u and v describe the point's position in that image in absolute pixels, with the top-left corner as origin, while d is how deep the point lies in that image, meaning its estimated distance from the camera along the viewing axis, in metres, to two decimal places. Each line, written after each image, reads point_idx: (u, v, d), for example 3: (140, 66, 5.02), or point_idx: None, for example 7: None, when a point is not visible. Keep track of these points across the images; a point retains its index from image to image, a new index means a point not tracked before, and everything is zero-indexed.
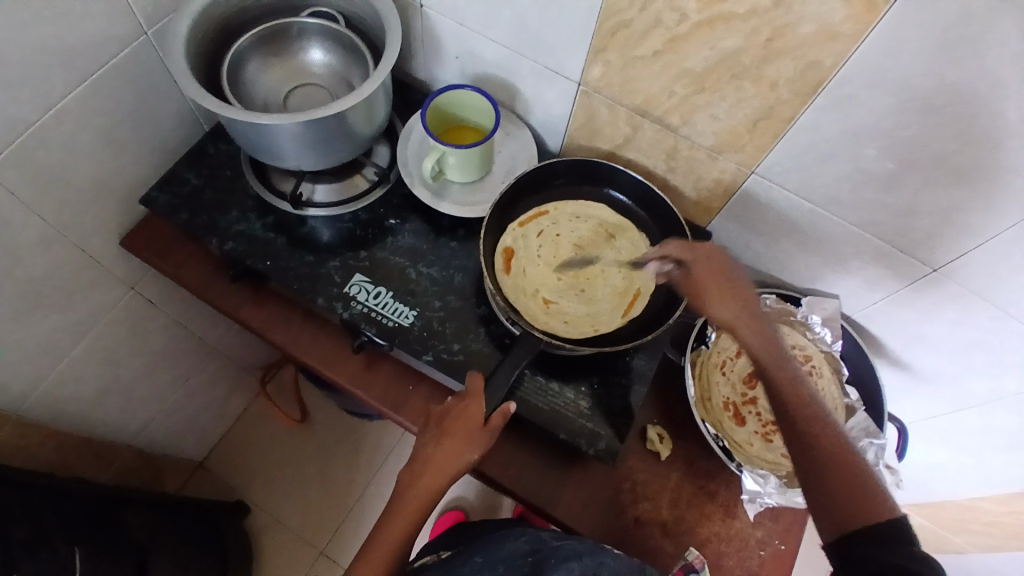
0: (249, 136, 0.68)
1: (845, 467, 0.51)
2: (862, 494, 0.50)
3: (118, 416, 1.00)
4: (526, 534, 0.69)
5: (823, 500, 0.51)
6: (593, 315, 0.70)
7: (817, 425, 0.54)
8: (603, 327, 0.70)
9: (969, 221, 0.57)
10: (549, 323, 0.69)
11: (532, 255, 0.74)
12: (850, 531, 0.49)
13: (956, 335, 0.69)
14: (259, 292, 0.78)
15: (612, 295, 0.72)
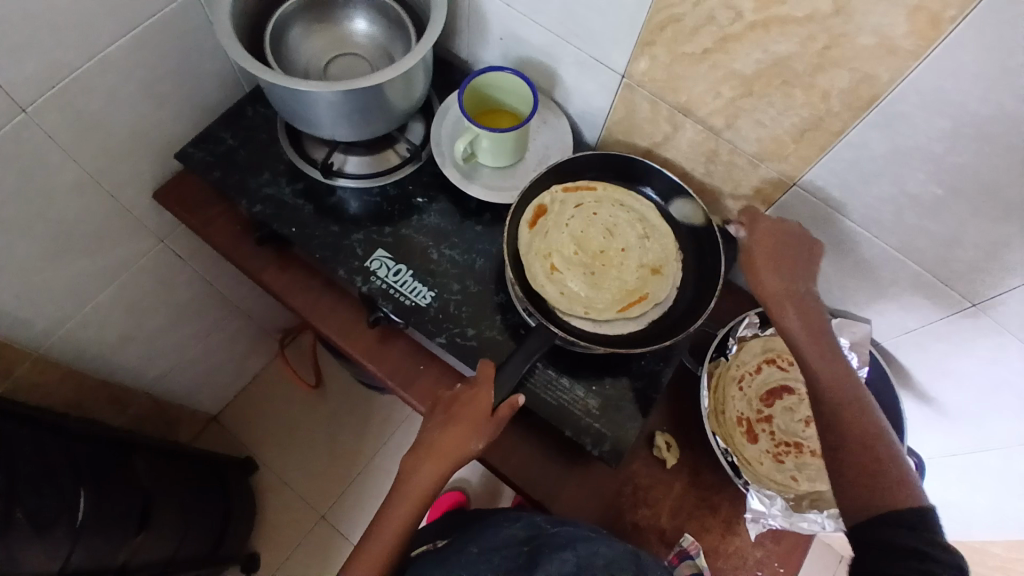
0: (286, 101, 0.68)
1: (875, 452, 0.51)
2: (887, 477, 0.49)
3: (136, 363, 1.03)
4: (523, 521, 0.66)
5: (849, 480, 0.51)
6: (589, 300, 0.69)
7: (853, 405, 0.55)
8: (594, 314, 0.68)
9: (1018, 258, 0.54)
10: (544, 287, 0.69)
11: (559, 225, 0.72)
12: (870, 513, 0.49)
13: (988, 375, 0.66)
14: (282, 256, 0.79)
15: (619, 290, 0.70)
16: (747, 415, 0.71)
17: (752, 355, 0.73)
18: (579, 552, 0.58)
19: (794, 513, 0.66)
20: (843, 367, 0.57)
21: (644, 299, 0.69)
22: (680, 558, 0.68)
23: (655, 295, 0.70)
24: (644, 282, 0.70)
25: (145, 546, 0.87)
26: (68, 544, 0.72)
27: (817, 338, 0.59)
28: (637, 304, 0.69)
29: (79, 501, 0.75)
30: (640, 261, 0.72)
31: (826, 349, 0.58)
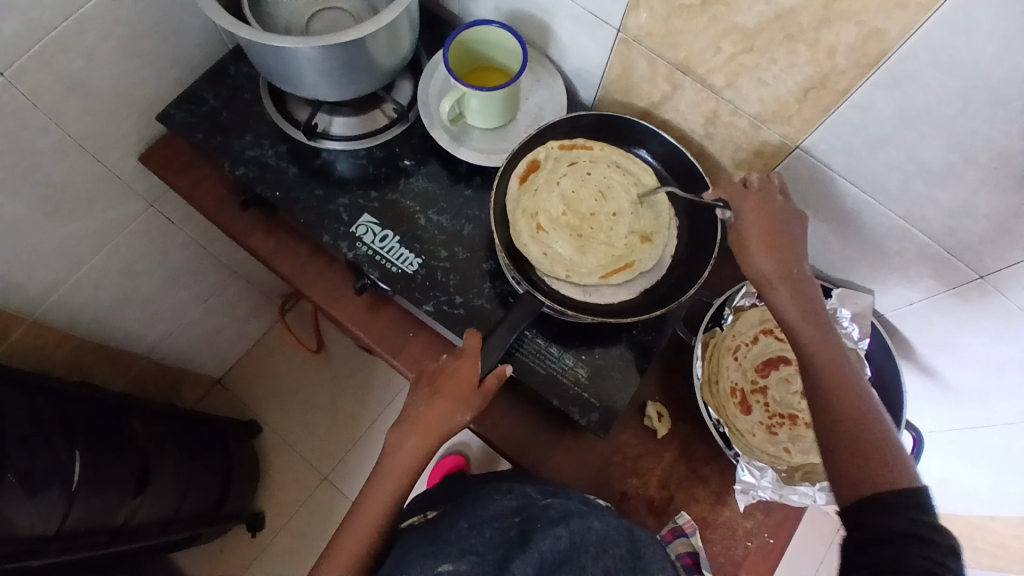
0: (266, 59, 0.65)
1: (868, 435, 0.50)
2: (883, 460, 0.48)
3: (134, 326, 1.03)
4: (513, 491, 0.60)
5: (841, 462, 0.50)
6: (571, 263, 0.67)
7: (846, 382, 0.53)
8: (577, 275, 0.67)
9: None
10: (527, 247, 0.68)
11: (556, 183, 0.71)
12: (863, 496, 0.48)
13: (992, 352, 0.64)
14: (271, 220, 0.77)
15: (606, 253, 0.68)
16: (741, 386, 0.69)
17: (749, 325, 0.71)
18: (573, 528, 0.54)
19: (785, 485, 0.65)
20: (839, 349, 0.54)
21: (630, 266, 0.68)
22: (675, 535, 0.67)
23: (642, 262, 0.68)
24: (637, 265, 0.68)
25: (146, 505, 0.89)
26: (63, 505, 0.75)
27: (810, 313, 0.56)
28: (623, 270, 0.67)
29: (75, 465, 0.77)
30: (631, 227, 0.70)
31: (819, 324, 0.56)
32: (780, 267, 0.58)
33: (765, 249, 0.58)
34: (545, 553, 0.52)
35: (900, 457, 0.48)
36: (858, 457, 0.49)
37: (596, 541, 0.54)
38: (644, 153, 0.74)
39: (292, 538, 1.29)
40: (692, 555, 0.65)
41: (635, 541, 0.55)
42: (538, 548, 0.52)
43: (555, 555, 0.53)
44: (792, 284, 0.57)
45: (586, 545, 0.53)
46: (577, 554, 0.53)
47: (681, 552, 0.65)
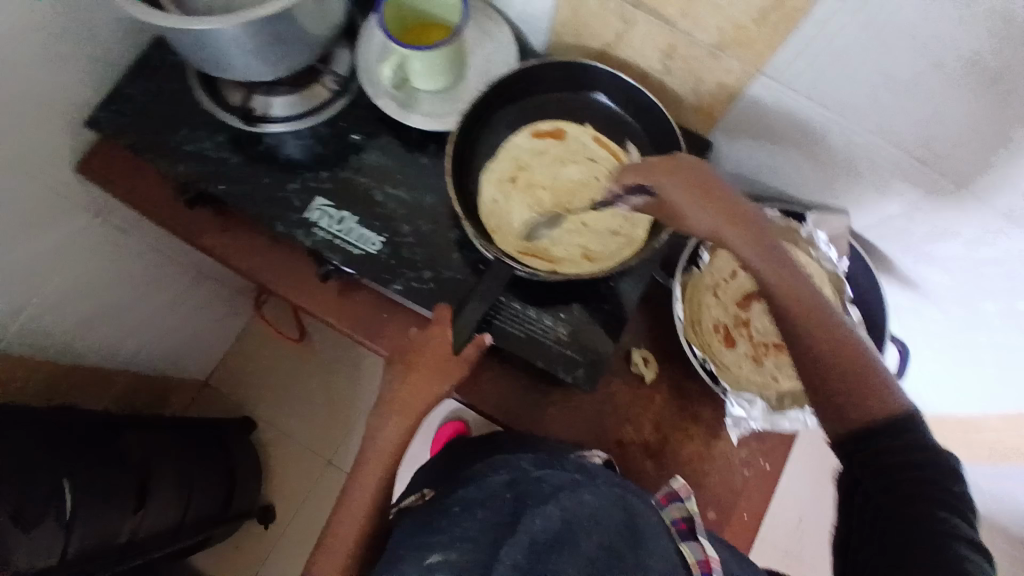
0: (193, 48, 0.60)
1: (853, 356, 0.45)
2: (879, 391, 0.44)
3: (106, 342, 1.00)
4: (505, 466, 0.57)
5: (843, 407, 0.45)
6: (532, 240, 0.68)
7: (817, 321, 0.46)
8: (528, 251, 0.68)
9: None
10: (499, 210, 0.69)
11: (543, 155, 0.71)
12: (868, 437, 0.44)
13: (971, 257, 0.63)
14: (223, 215, 0.74)
15: (570, 243, 0.68)
16: (724, 321, 0.69)
17: (727, 262, 0.70)
18: (564, 503, 0.52)
19: (776, 414, 0.65)
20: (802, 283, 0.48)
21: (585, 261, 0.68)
22: (669, 500, 0.56)
23: (601, 264, 0.67)
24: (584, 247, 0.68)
25: (148, 520, 0.89)
26: (61, 537, 0.74)
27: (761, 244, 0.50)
28: (576, 263, 0.68)
29: (65, 491, 0.76)
30: (612, 228, 0.69)
31: (775, 263, 0.49)
32: (716, 215, 0.52)
33: (676, 181, 0.54)
34: (535, 535, 0.50)
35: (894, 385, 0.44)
36: (855, 395, 0.44)
37: (590, 514, 0.52)
38: (601, 97, 0.71)
39: (304, 524, 1.31)
40: (688, 521, 0.53)
41: (629, 509, 0.53)
42: (527, 531, 0.50)
43: (546, 536, 0.50)
44: (740, 231, 0.51)
45: (578, 522, 0.51)
46: (571, 532, 0.50)
47: (675, 516, 0.54)
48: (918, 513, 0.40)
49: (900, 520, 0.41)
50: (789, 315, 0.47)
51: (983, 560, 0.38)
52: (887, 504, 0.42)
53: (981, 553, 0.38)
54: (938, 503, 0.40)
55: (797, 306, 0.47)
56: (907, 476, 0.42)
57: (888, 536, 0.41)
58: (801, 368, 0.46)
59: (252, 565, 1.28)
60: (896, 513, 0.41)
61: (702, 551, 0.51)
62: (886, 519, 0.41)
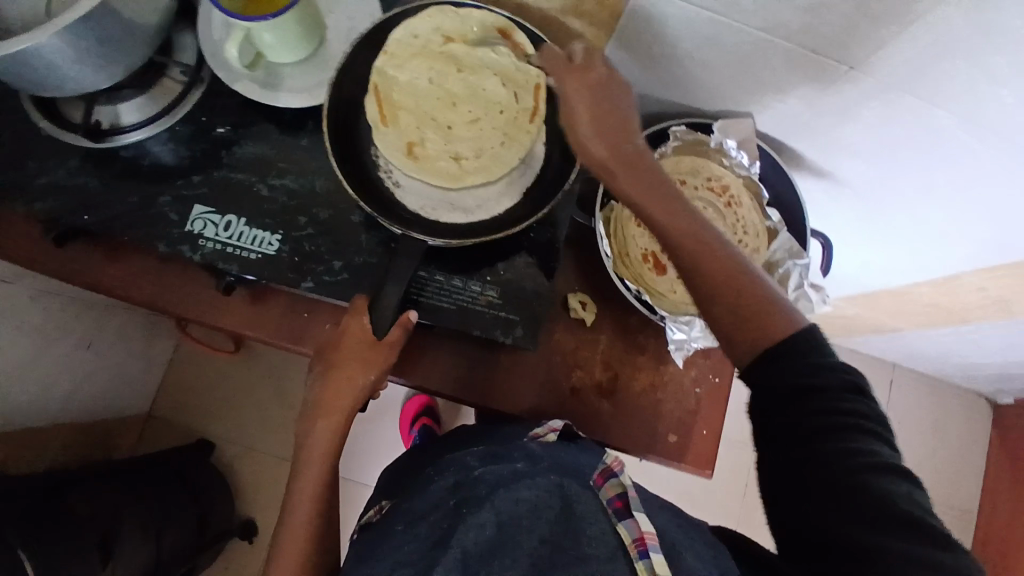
0: (17, 75, 0.53)
1: (746, 290, 0.47)
2: (766, 311, 0.47)
3: (21, 405, 0.91)
4: (452, 467, 0.58)
5: (731, 323, 0.48)
6: (393, 114, 0.64)
7: (707, 251, 0.48)
8: (385, 121, 0.64)
9: (908, 9, 0.48)
10: (390, 75, 0.64)
11: (443, 67, 0.65)
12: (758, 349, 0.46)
13: (877, 137, 0.64)
14: (101, 245, 0.67)
15: (419, 144, 0.64)
16: (651, 249, 0.67)
17: None
18: (500, 507, 0.49)
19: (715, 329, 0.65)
20: (691, 218, 0.49)
21: (416, 155, 0.64)
22: (605, 479, 0.52)
23: (428, 176, 0.63)
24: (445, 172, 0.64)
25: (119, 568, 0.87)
26: None
27: (657, 190, 0.50)
28: (407, 153, 0.63)
29: (25, 562, 0.70)
30: (465, 153, 0.64)
31: (665, 201, 0.50)
32: (611, 161, 0.50)
33: (580, 121, 0.51)
34: (468, 547, 0.46)
35: (780, 303, 0.47)
36: (750, 317, 0.47)
37: (527, 511, 0.48)
38: None
39: None
40: (623, 497, 0.50)
41: (567, 497, 0.50)
42: (460, 544, 0.46)
43: (481, 547, 0.46)
44: (630, 171, 0.50)
45: (515, 521, 0.48)
46: (508, 535, 0.47)
47: (612, 495, 0.51)
48: (832, 445, 0.42)
49: (814, 455, 0.42)
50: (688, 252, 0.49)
51: (899, 479, 0.41)
52: (798, 438, 0.43)
53: (896, 473, 0.41)
54: (849, 429, 0.42)
55: (695, 245, 0.48)
56: (821, 415, 0.43)
57: (807, 471, 0.42)
58: (696, 291, 0.49)
59: None
60: (810, 450, 0.42)
61: (637, 528, 0.46)
62: (801, 456, 0.43)
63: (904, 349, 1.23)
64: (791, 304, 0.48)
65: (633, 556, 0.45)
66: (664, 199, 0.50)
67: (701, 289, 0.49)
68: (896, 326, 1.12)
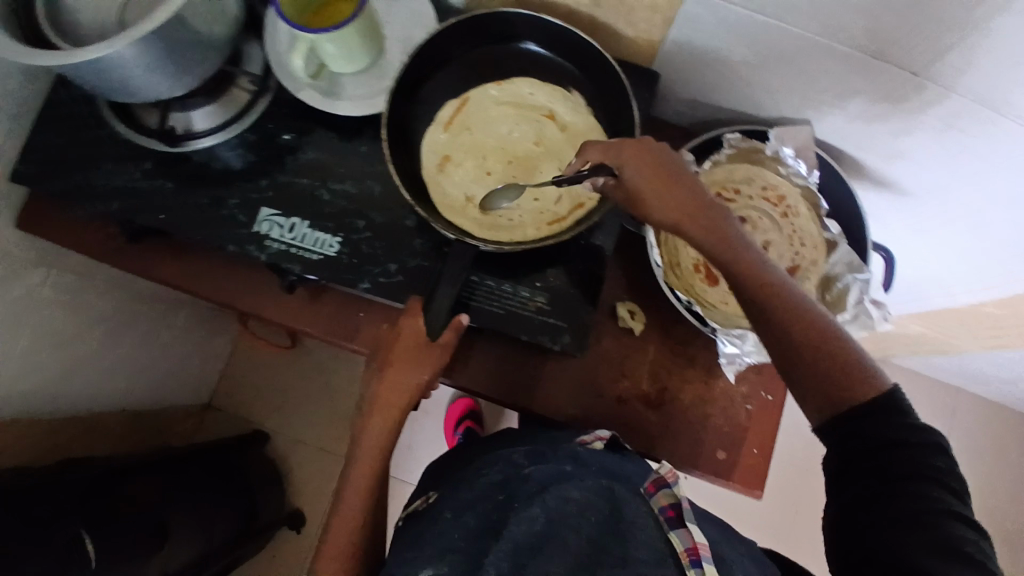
0: (92, 80, 0.56)
1: (842, 353, 0.46)
2: (854, 368, 0.46)
3: (90, 390, 0.97)
4: (499, 463, 0.58)
5: (816, 384, 0.46)
6: (459, 121, 0.67)
7: (793, 305, 0.47)
8: (452, 121, 0.67)
9: (972, 13, 0.46)
10: (482, 88, 0.68)
11: (510, 114, 0.67)
12: (841, 410, 0.46)
13: (943, 146, 0.61)
14: (174, 244, 0.71)
15: (458, 160, 0.67)
16: (703, 259, 0.66)
17: None
18: (549, 504, 0.51)
19: None
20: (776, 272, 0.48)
21: (447, 162, 0.67)
22: (656, 488, 0.53)
23: (445, 189, 0.66)
24: (469, 186, 0.66)
25: (173, 553, 0.90)
26: None
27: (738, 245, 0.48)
28: (441, 159, 0.67)
29: (85, 541, 0.75)
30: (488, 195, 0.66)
31: (747, 255, 0.48)
32: (688, 219, 0.50)
33: (655, 191, 0.50)
34: (518, 539, 0.49)
35: (868, 359, 0.46)
36: (836, 375, 0.46)
37: (576, 510, 0.50)
38: (531, 45, 0.67)
39: None
40: (676, 506, 0.51)
41: (615, 502, 0.51)
42: (510, 537, 0.49)
43: (529, 539, 0.49)
44: (706, 228, 0.49)
45: (563, 518, 0.50)
46: (556, 531, 0.49)
47: (664, 504, 0.52)
48: (905, 490, 0.43)
49: (884, 496, 0.43)
50: (781, 322, 0.47)
51: (967, 527, 0.42)
52: (868, 477, 0.44)
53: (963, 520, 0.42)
54: (927, 479, 0.43)
55: (791, 313, 0.46)
56: (889, 442, 0.44)
57: (874, 507, 0.44)
58: (780, 349, 0.47)
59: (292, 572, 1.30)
60: (879, 489, 0.44)
61: (690, 538, 0.48)
62: (870, 493, 0.44)
63: (969, 370, 1.17)
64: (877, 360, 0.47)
65: (684, 564, 0.47)
66: (755, 266, 0.48)
67: (790, 360, 0.47)
68: (960, 346, 1.06)
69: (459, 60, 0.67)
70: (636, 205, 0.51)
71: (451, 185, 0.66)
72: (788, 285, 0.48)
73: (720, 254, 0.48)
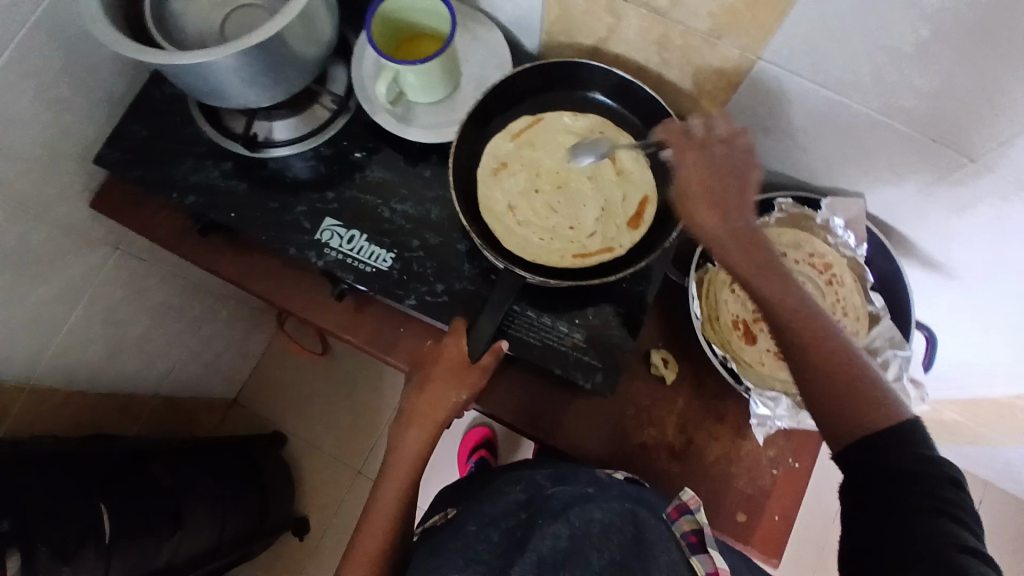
0: (187, 80, 0.60)
1: (854, 379, 0.47)
2: (869, 399, 0.46)
3: (134, 369, 1.00)
4: (522, 483, 0.61)
5: (828, 407, 0.48)
6: (523, 135, 0.69)
7: (813, 326, 0.48)
8: (517, 135, 0.69)
9: None
10: (554, 114, 0.69)
11: (573, 144, 0.69)
12: (852, 437, 0.47)
13: (995, 235, 0.61)
14: (237, 241, 0.75)
15: (512, 171, 0.68)
16: (743, 317, 0.67)
17: None
18: (574, 522, 0.55)
19: (801, 410, 0.63)
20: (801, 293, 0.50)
21: (502, 169, 0.68)
22: (679, 513, 0.58)
23: (492, 194, 0.68)
24: (514, 195, 0.67)
25: (186, 540, 0.89)
26: (102, 565, 0.73)
27: (762, 262, 0.51)
28: (497, 165, 0.68)
29: (102, 519, 0.75)
30: (534, 210, 0.67)
31: (772, 272, 0.50)
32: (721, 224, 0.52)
33: (697, 197, 0.52)
34: (543, 555, 0.53)
35: (887, 393, 0.47)
36: (847, 401, 0.47)
37: (598, 531, 0.54)
38: (598, 95, 0.70)
39: (338, 536, 1.32)
40: (698, 533, 0.57)
41: (638, 525, 0.55)
42: (536, 550, 0.53)
43: (555, 556, 0.53)
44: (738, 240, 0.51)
45: (586, 537, 0.54)
46: (580, 548, 0.53)
47: (686, 529, 0.58)
48: (917, 524, 0.42)
49: (897, 531, 0.43)
50: (795, 339, 0.49)
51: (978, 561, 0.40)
52: (881, 510, 0.44)
53: (974, 554, 0.40)
54: (940, 512, 0.42)
55: (805, 332, 0.48)
56: (892, 470, 0.44)
57: (887, 543, 0.43)
58: (795, 366, 0.49)
59: None
60: (892, 523, 0.43)
61: (712, 563, 0.55)
62: (882, 529, 0.43)
63: (1003, 467, 1.13)
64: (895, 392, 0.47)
65: None
66: (778, 284, 0.50)
67: (805, 378, 0.49)
68: (993, 438, 1.03)
69: (545, 96, 0.71)
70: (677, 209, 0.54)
71: (497, 189, 0.68)
72: (808, 304, 0.49)
73: (745, 271, 0.51)
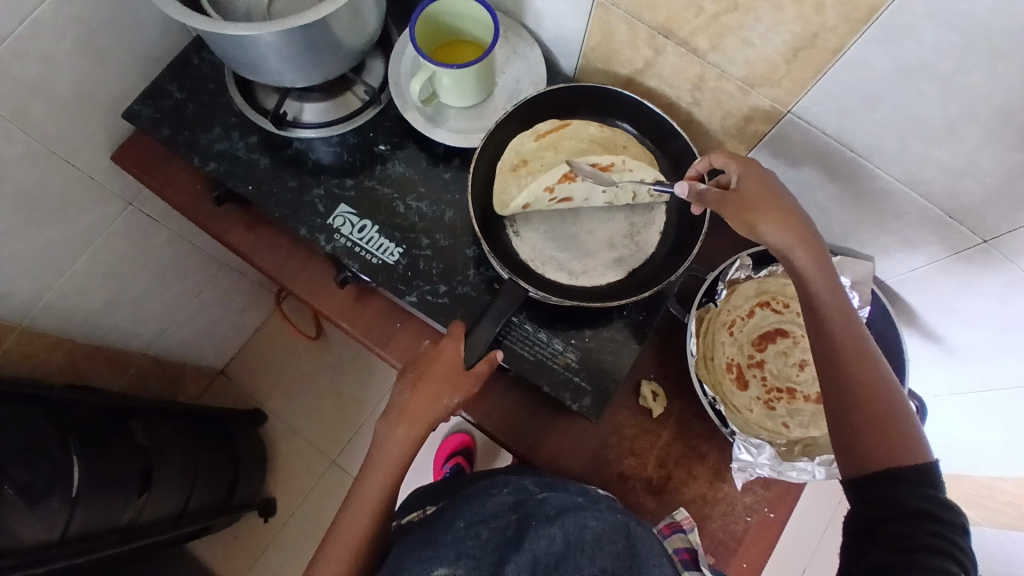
0: (227, 48, 0.61)
1: (888, 413, 0.48)
2: (896, 435, 0.47)
3: (128, 326, 1.00)
4: (510, 485, 0.61)
5: (852, 434, 0.48)
6: (550, 140, 0.69)
7: (859, 352, 0.49)
8: (544, 135, 0.69)
9: None
10: (584, 125, 0.70)
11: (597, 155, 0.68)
12: (871, 469, 0.47)
13: (996, 316, 0.61)
14: (250, 214, 0.75)
15: (533, 165, 0.68)
16: (737, 360, 0.67)
17: (744, 299, 0.68)
18: (569, 527, 0.55)
19: (783, 461, 0.62)
20: (853, 320, 0.51)
21: (523, 164, 0.68)
22: (672, 531, 0.63)
23: (509, 184, 0.67)
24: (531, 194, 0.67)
25: (152, 503, 0.88)
26: (65, 515, 0.72)
27: (823, 276, 0.52)
28: (517, 161, 0.68)
29: (72, 470, 0.74)
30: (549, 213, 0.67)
31: (832, 292, 0.51)
32: (783, 229, 0.53)
33: (767, 210, 0.53)
34: (539, 555, 0.54)
35: (916, 433, 0.48)
36: (877, 432, 0.48)
37: (592, 539, 0.55)
38: (626, 126, 0.71)
39: (302, 522, 1.31)
40: (690, 551, 0.61)
41: (632, 536, 0.56)
42: (531, 549, 0.54)
43: (549, 557, 0.54)
44: (806, 254, 0.52)
45: (580, 544, 0.54)
46: (572, 554, 0.54)
47: (679, 547, 0.61)
48: (920, 560, 0.43)
49: (903, 565, 0.43)
50: (846, 360, 0.49)
51: None
52: (887, 543, 0.45)
53: None
54: (947, 554, 0.43)
55: (855, 358, 0.49)
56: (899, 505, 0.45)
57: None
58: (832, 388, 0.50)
59: (250, 556, 1.29)
60: (900, 556, 0.44)
61: None
62: (888, 560, 0.44)
63: None
64: (923, 437, 0.48)
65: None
66: (842, 307, 0.51)
67: (840, 402, 0.49)
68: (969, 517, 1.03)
69: (568, 116, 0.71)
70: (741, 215, 0.54)
71: (514, 184, 0.67)
72: (861, 332, 0.50)
73: (816, 285, 0.52)
